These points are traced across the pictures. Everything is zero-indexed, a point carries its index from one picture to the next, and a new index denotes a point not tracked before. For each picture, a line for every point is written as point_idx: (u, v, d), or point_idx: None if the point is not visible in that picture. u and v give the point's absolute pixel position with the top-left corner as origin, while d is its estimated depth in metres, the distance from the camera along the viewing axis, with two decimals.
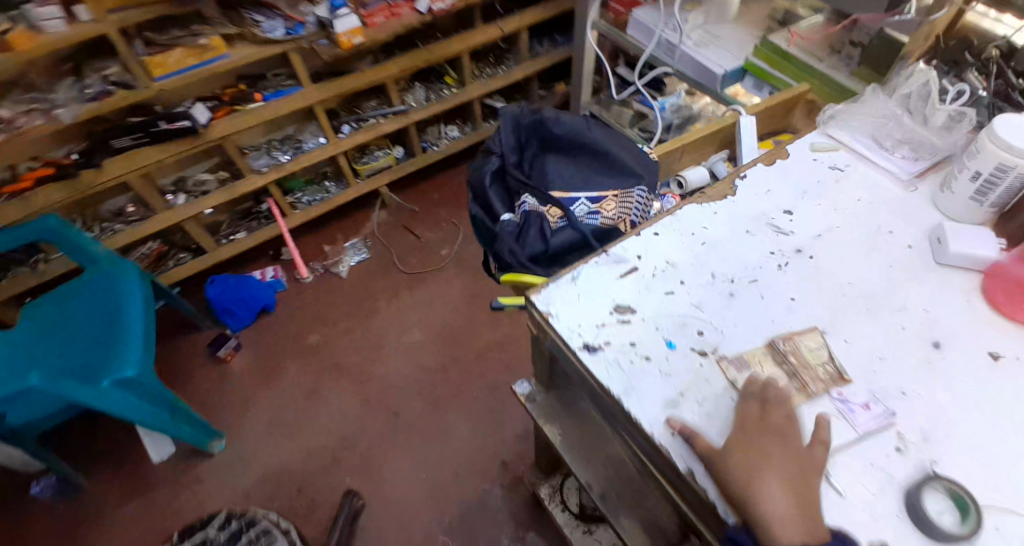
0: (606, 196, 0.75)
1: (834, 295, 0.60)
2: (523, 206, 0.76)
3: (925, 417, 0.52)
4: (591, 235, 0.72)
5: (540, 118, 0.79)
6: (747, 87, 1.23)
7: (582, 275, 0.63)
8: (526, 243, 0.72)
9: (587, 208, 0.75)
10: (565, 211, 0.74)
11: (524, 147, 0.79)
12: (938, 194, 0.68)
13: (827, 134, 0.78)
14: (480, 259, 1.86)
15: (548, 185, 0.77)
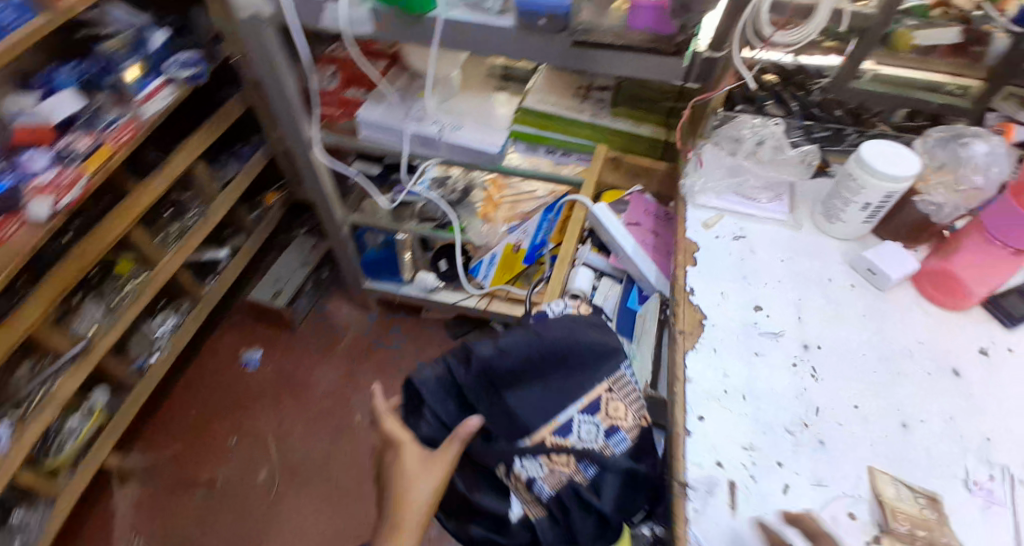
0: (600, 400, 0.61)
1: (869, 378, 0.59)
2: (531, 483, 0.58)
3: (1022, 451, 0.53)
4: (629, 462, 0.58)
5: (472, 364, 0.60)
6: (521, 151, 1.16)
7: (705, 544, 0.48)
8: (579, 528, 0.56)
9: (594, 427, 0.60)
10: (580, 453, 0.58)
11: (474, 407, 0.61)
12: (827, 225, 0.72)
13: (700, 206, 0.76)
14: (311, 452, 1.49)
15: (532, 433, 0.59)
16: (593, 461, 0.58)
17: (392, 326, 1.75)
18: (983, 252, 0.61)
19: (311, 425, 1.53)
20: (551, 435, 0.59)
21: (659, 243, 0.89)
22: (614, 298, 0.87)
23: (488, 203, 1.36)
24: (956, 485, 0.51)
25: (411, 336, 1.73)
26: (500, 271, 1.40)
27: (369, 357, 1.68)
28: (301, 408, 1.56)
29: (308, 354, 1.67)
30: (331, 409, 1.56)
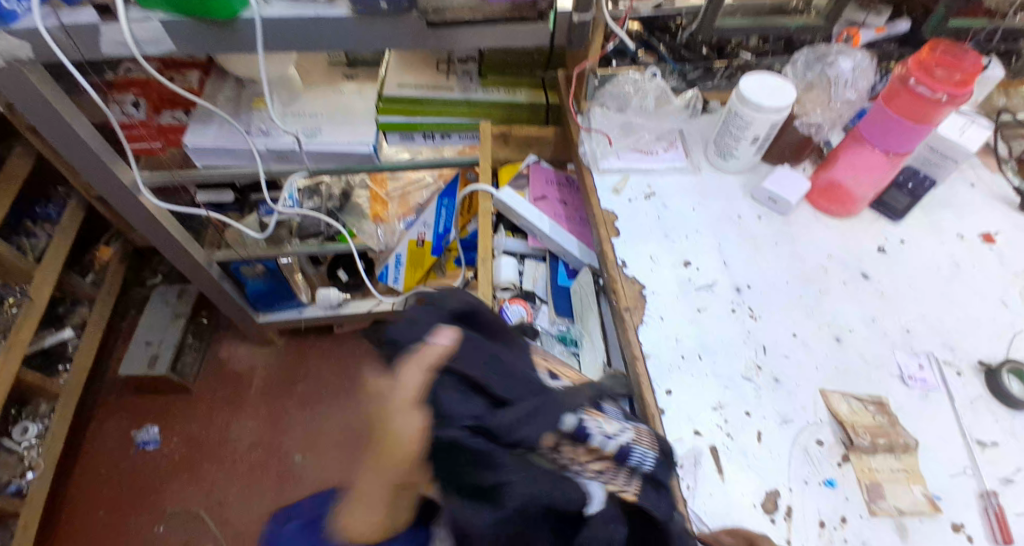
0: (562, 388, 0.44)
1: (800, 303, 0.62)
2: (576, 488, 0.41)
3: (930, 334, 0.60)
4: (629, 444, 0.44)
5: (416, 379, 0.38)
6: (394, 142, 1.06)
7: (706, 511, 0.49)
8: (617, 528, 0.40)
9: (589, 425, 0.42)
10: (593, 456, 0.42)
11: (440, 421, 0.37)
12: (721, 163, 0.75)
13: (604, 171, 0.77)
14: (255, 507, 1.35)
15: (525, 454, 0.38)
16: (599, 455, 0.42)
17: (306, 354, 1.58)
18: (862, 156, 0.66)
19: (250, 484, 1.37)
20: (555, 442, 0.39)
21: (567, 212, 0.90)
22: (542, 279, 0.87)
23: (375, 201, 1.28)
24: (893, 383, 0.56)
25: (330, 360, 1.58)
26: (408, 273, 1.29)
27: (292, 390, 1.52)
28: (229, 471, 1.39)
29: (218, 408, 1.47)
30: (261, 463, 1.40)
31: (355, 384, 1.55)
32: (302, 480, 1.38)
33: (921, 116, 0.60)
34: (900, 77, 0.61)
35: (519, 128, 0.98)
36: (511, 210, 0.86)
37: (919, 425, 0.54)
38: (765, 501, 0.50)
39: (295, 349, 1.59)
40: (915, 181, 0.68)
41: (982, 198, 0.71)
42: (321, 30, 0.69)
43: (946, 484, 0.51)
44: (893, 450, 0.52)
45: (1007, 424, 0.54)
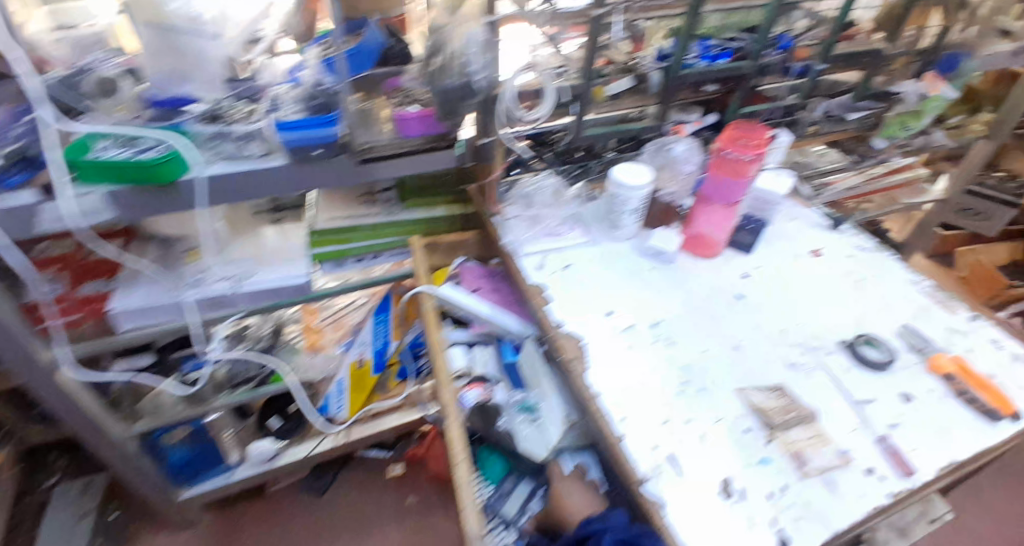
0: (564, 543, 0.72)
1: (701, 325, 0.77)
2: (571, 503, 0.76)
3: (800, 329, 0.77)
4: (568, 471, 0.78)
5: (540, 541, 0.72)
6: (324, 273, 1.13)
7: (678, 514, 0.56)
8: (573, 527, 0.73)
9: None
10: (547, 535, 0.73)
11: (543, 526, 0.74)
12: (612, 232, 0.91)
13: (528, 253, 0.89)
14: None
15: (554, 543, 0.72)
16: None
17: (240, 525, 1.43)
18: (711, 213, 0.86)
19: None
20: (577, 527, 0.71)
21: (502, 297, 0.99)
22: (493, 360, 0.91)
23: (309, 333, 1.26)
24: (783, 369, 0.71)
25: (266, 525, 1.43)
26: (352, 398, 1.24)
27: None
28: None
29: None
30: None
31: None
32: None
33: (739, 174, 0.79)
34: (715, 150, 0.80)
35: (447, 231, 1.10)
36: (452, 305, 0.92)
37: (811, 395, 0.68)
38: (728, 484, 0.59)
39: (222, 519, 1.44)
40: (752, 224, 0.90)
41: (802, 226, 0.94)
42: (267, 180, 0.84)
43: (849, 436, 0.64)
44: (804, 421, 0.65)
45: (876, 382, 0.70)
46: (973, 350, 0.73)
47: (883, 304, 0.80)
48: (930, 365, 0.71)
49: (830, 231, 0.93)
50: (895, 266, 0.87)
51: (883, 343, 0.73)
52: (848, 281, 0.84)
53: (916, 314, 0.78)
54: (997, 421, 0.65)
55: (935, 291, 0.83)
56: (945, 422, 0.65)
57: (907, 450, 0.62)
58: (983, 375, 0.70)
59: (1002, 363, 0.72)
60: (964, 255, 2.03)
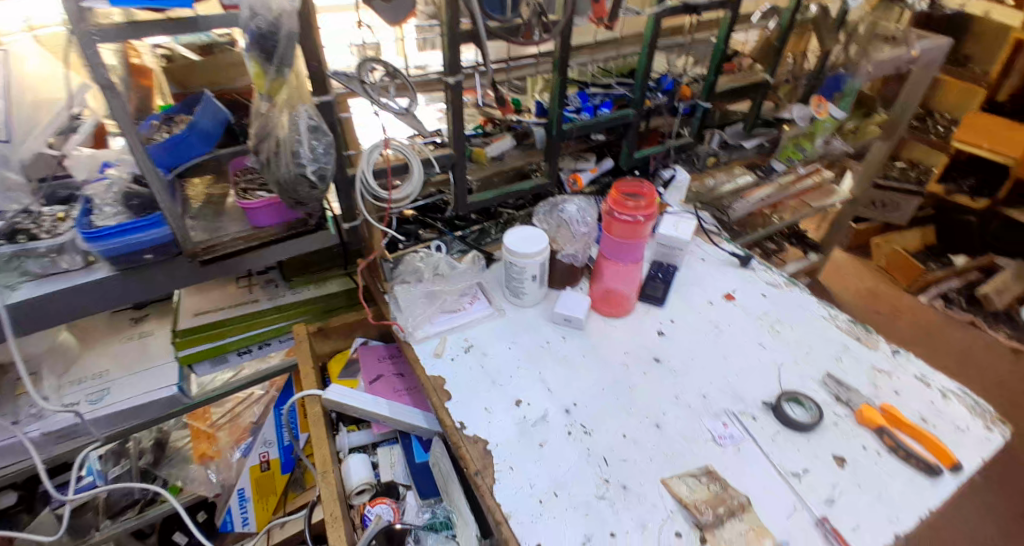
0: None
1: (618, 405, 0.69)
2: None
3: (722, 393, 0.70)
4: None
5: None
6: (205, 373, 0.97)
7: None
8: None
9: None
10: None
11: None
12: (517, 300, 0.82)
13: (422, 338, 0.78)
14: None
15: None
16: None
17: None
18: (615, 271, 0.78)
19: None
20: None
21: (409, 382, 0.86)
22: (400, 461, 0.80)
23: (198, 439, 1.08)
24: (709, 448, 0.64)
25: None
26: (259, 506, 1.07)
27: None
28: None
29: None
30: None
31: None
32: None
33: (634, 233, 0.76)
34: (607, 210, 0.76)
35: (344, 307, 0.99)
36: (344, 407, 0.79)
37: (742, 478, 0.61)
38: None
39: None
40: (664, 272, 0.84)
41: (713, 267, 0.88)
42: (91, 294, 0.71)
43: (784, 525, 0.57)
44: (734, 514, 0.57)
45: (806, 447, 0.64)
46: (900, 392, 0.69)
47: (805, 350, 0.74)
48: (863, 418, 0.65)
49: (742, 269, 0.88)
50: (810, 302, 0.82)
51: (810, 401, 0.67)
52: (766, 327, 0.78)
53: (838, 357, 0.73)
54: (937, 478, 0.60)
55: (853, 326, 0.78)
56: (885, 488, 0.59)
57: (848, 534, 0.56)
58: (916, 423, 0.64)
59: (931, 404, 0.67)
60: (880, 246, 2.05)
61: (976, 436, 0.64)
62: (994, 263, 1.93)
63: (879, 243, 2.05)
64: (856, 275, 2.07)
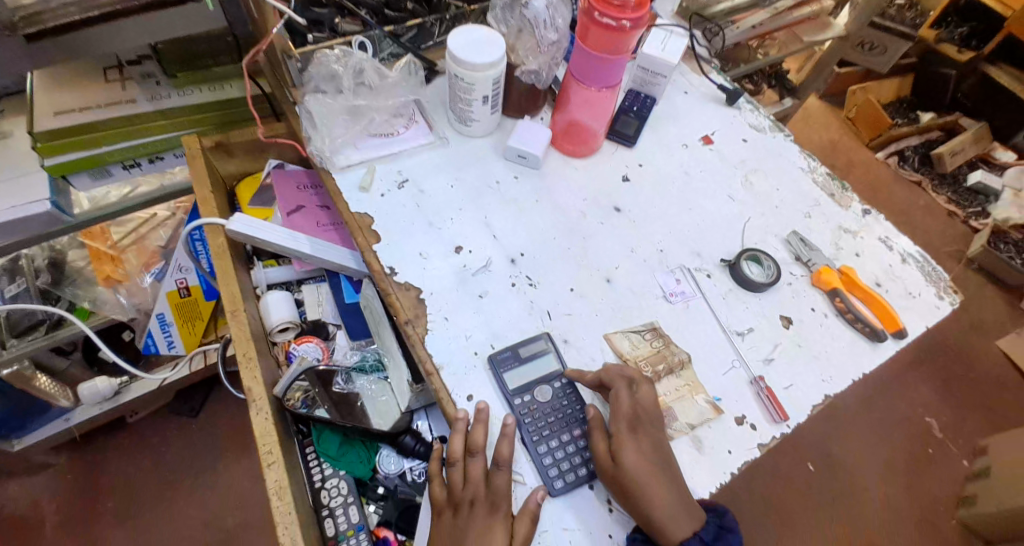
0: (390, 497, 0.65)
1: (568, 256, 0.62)
2: (411, 465, 0.66)
3: (682, 246, 0.64)
4: (410, 426, 0.66)
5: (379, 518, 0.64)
6: (85, 185, 0.83)
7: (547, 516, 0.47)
8: (400, 480, 0.66)
9: (388, 500, 0.65)
10: (371, 490, 0.65)
11: (377, 490, 0.65)
12: (465, 128, 0.69)
13: (344, 168, 0.66)
14: None
15: (389, 516, 0.64)
16: (401, 528, 0.63)
17: (102, 462, 1.17)
18: (583, 97, 0.65)
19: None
20: (407, 476, 0.66)
21: (334, 216, 0.77)
22: (329, 300, 0.75)
23: (100, 262, 0.97)
24: (659, 305, 0.60)
25: (132, 454, 1.18)
26: (184, 329, 1.02)
27: (98, 513, 1.12)
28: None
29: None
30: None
31: (196, 464, 1.18)
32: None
33: (616, 47, 0.59)
34: (586, 11, 0.58)
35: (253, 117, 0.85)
36: (256, 241, 0.68)
37: (688, 335, 0.58)
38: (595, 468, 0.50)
39: (81, 463, 1.16)
40: (639, 105, 0.72)
41: (696, 101, 0.76)
42: None
43: (723, 380, 0.56)
44: (673, 371, 0.56)
45: (758, 305, 0.61)
46: (861, 254, 0.66)
47: (776, 206, 0.68)
48: (819, 280, 0.62)
49: (726, 108, 0.76)
50: (790, 152, 0.73)
51: (770, 259, 0.63)
52: (740, 177, 0.70)
53: (807, 215, 0.68)
54: (877, 341, 0.60)
55: (830, 181, 0.72)
56: (826, 349, 0.59)
57: (784, 390, 0.56)
58: (870, 288, 0.63)
59: (888, 269, 0.66)
60: (855, 95, 1.93)
61: (925, 303, 0.64)
62: (957, 124, 1.87)
63: (856, 91, 1.92)
64: (824, 124, 1.96)
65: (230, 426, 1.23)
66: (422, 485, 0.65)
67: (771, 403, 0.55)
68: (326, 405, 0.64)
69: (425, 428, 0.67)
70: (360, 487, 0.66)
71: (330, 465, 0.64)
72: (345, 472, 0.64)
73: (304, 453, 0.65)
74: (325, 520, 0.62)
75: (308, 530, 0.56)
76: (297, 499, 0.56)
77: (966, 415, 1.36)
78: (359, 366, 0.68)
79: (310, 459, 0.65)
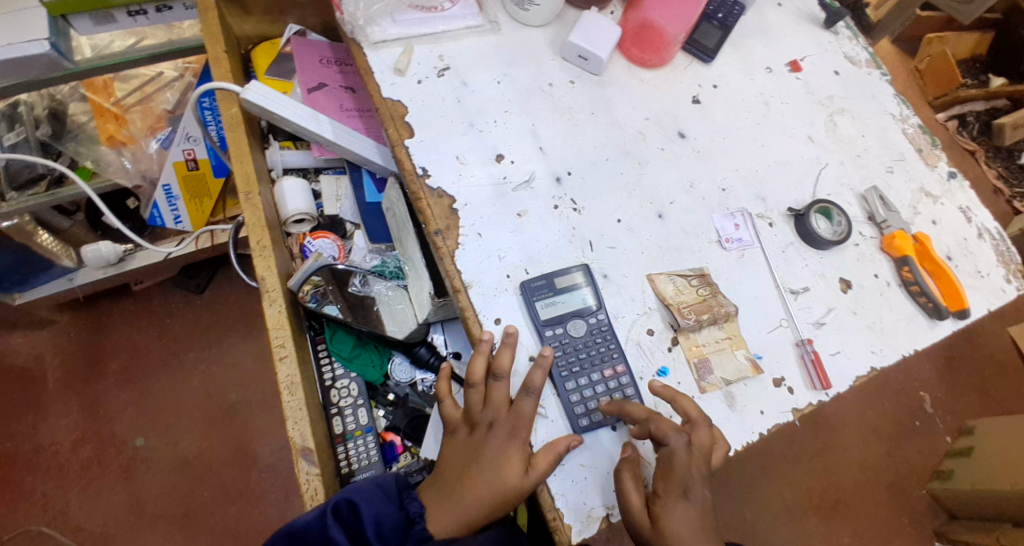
0: (399, 405, 0.64)
1: (621, 183, 0.56)
2: (423, 379, 0.65)
3: (744, 186, 0.58)
4: (427, 336, 0.64)
5: (389, 426, 0.63)
6: (87, 30, 0.74)
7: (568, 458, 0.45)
8: (412, 390, 0.65)
9: (397, 408, 0.64)
10: (381, 397, 0.64)
11: (388, 399, 0.64)
12: (521, 14, 0.60)
13: (378, 44, 0.58)
14: (46, 531, 1.03)
15: (399, 424, 0.63)
16: (409, 437, 0.62)
17: (106, 326, 1.17)
18: None
19: (88, 484, 1.06)
20: (419, 385, 0.65)
21: (359, 101, 0.70)
22: (348, 196, 0.70)
23: (103, 119, 0.89)
24: (712, 250, 0.55)
25: (135, 323, 1.18)
26: (191, 205, 0.98)
27: (101, 373, 1.14)
28: (59, 485, 1.06)
29: (12, 415, 1.09)
30: (95, 457, 1.08)
31: (199, 339, 1.19)
32: (154, 463, 1.09)
33: None
34: None
35: None
36: (272, 117, 0.60)
37: (739, 286, 0.53)
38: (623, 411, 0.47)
39: (84, 324, 1.16)
40: (726, 11, 0.62)
41: (788, 18, 0.67)
42: None
43: (768, 338, 0.52)
44: (716, 322, 0.51)
45: (816, 263, 0.56)
46: (938, 222, 0.60)
47: (858, 155, 0.61)
48: (889, 245, 0.57)
49: (823, 31, 0.67)
50: (883, 96, 0.65)
51: (840, 215, 0.57)
52: (823, 117, 0.63)
53: (890, 170, 0.61)
54: (936, 319, 0.55)
55: (920, 134, 0.64)
56: (880, 318, 0.55)
57: (828, 356, 0.52)
58: (941, 259, 0.58)
59: (963, 241, 0.60)
60: (930, 45, 1.74)
61: (993, 284, 0.59)
62: None
63: (933, 41, 1.73)
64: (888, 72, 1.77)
65: (232, 307, 1.22)
66: (432, 399, 0.64)
67: (815, 372, 0.51)
68: (339, 304, 0.61)
69: (441, 342, 0.65)
70: (371, 391, 0.65)
71: (342, 365, 0.63)
72: (356, 374, 0.63)
73: (315, 350, 0.63)
74: (334, 418, 0.61)
75: (318, 428, 0.55)
76: (307, 396, 0.54)
77: (961, 396, 1.34)
78: (377, 270, 0.65)
79: (322, 357, 0.63)
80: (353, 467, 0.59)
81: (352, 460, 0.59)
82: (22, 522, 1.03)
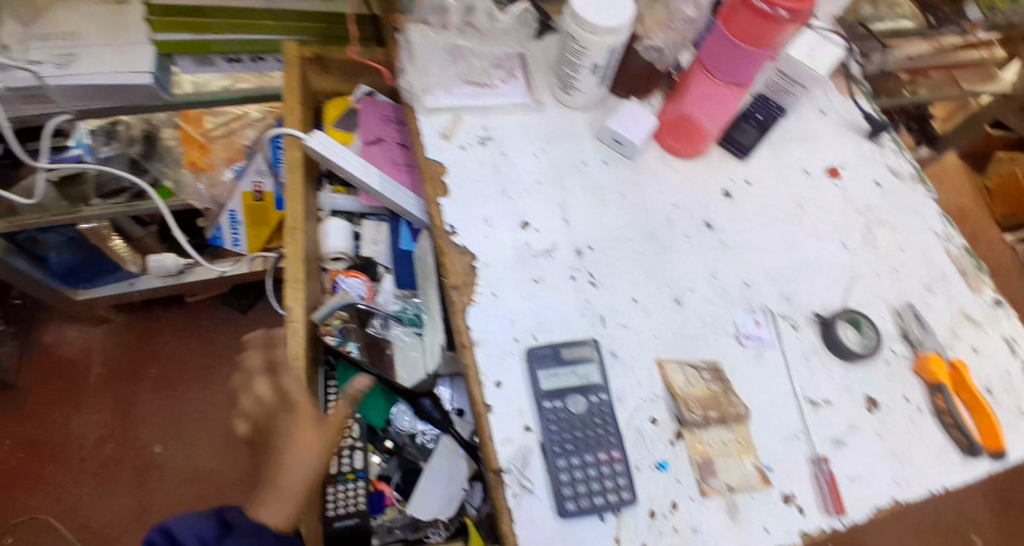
0: (395, 454, 0.64)
1: (643, 265, 0.57)
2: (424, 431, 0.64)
3: (769, 285, 0.57)
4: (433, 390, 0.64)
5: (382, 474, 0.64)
6: (189, 67, 0.84)
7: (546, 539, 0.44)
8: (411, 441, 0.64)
9: (392, 457, 0.65)
10: (380, 442, 0.65)
11: (386, 446, 0.65)
12: (565, 96, 0.64)
13: (431, 110, 0.62)
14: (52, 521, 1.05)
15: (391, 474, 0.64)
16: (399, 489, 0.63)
17: (150, 331, 1.24)
18: (705, 89, 0.60)
19: (103, 482, 1.09)
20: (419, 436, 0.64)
21: (408, 157, 0.74)
22: (385, 241, 0.73)
23: (189, 146, 0.99)
24: (728, 344, 0.53)
25: (176, 332, 1.24)
26: (251, 231, 1.05)
27: (141, 376, 1.19)
28: (76, 478, 1.09)
29: (51, 402, 1.15)
30: (116, 456, 1.12)
31: (229, 358, 1.23)
32: (168, 471, 1.11)
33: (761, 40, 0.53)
34: None
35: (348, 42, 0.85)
36: (328, 163, 0.65)
37: (752, 387, 0.52)
38: (613, 502, 0.45)
39: (133, 326, 1.24)
40: (765, 113, 0.65)
41: (831, 126, 0.68)
42: None
43: (779, 448, 0.49)
44: (724, 422, 0.49)
45: (838, 374, 0.53)
46: (979, 351, 0.57)
47: (896, 268, 0.60)
48: (922, 368, 0.54)
49: (866, 141, 0.67)
50: (926, 211, 0.64)
51: (870, 327, 0.55)
52: (860, 225, 0.62)
53: (929, 289, 0.59)
54: (971, 457, 0.51)
55: (965, 256, 0.62)
56: (906, 445, 0.51)
57: (844, 477, 0.49)
58: (980, 392, 0.54)
59: (1007, 375, 0.56)
60: (1000, 163, 1.67)
61: None
62: None
63: (1003, 160, 1.67)
64: None
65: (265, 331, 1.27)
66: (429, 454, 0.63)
67: (828, 495, 0.48)
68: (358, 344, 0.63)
69: (448, 398, 0.65)
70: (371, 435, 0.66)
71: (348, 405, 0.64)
72: (360, 414, 0.64)
73: (325, 385, 0.64)
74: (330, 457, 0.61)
75: None
76: None
77: None
78: (397, 315, 0.66)
79: (330, 393, 0.64)
80: (339, 511, 0.58)
81: (339, 504, 0.59)
82: (34, 508, 1.06)
